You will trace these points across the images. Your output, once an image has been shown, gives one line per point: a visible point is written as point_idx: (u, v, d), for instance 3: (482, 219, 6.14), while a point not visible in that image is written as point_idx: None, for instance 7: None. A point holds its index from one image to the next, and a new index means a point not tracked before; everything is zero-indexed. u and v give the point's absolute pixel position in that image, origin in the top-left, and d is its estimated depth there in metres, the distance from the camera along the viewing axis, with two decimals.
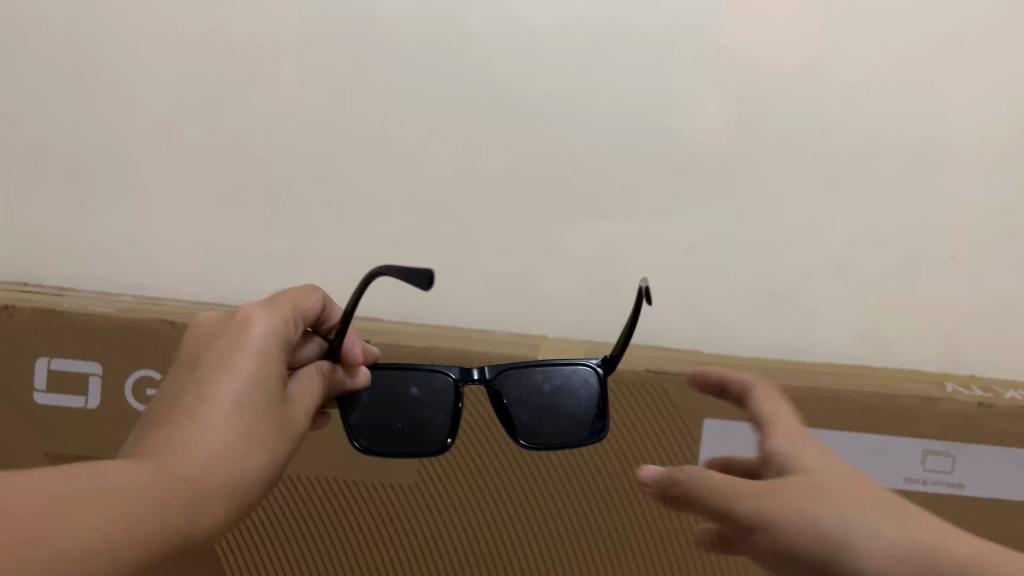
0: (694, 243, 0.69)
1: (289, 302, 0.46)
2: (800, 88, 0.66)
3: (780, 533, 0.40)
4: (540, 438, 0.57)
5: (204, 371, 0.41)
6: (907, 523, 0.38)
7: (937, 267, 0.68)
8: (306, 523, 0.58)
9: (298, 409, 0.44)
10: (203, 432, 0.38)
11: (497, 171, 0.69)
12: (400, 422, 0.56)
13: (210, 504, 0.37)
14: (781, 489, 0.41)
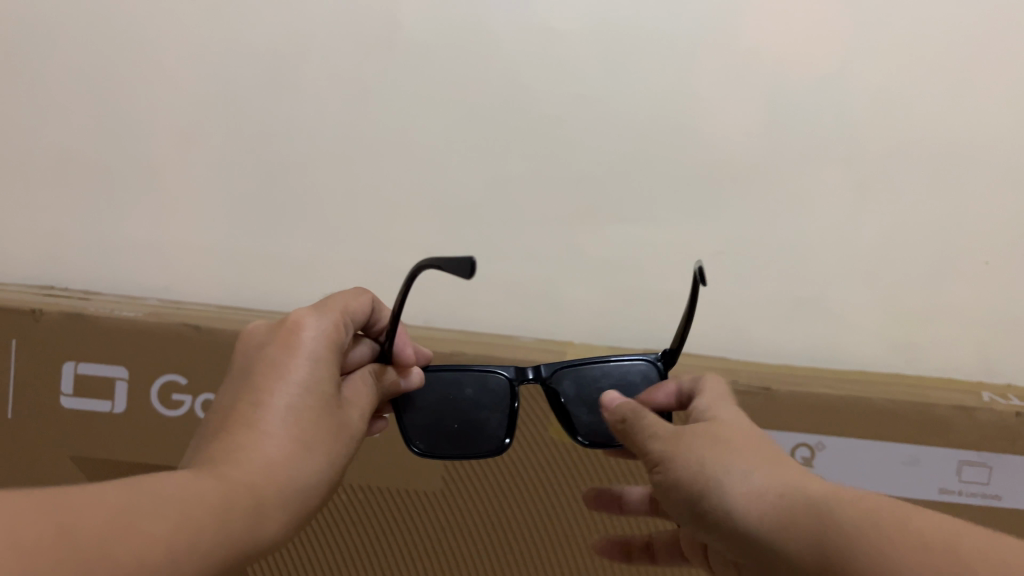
0: (721, 248, 0.69)
1: (338, 304, 0.45)
2: (827, 91, 0.65)
3: (671, 475, 0.40)
4: (601, 436, 0.53)
5: (259, 379, 0.41)
6: (786, 476, 0.37)
7: (966, 271, 0.67)
8: (338, 529, 0.57)
9: (355, 412, 0.44)
10: (259, 440, 0.38)
11: (523, 174, 0.68)
12: (456, 423, 0.53)
13: (270, 511, 0.36)
14: (689, 434, 0.42)
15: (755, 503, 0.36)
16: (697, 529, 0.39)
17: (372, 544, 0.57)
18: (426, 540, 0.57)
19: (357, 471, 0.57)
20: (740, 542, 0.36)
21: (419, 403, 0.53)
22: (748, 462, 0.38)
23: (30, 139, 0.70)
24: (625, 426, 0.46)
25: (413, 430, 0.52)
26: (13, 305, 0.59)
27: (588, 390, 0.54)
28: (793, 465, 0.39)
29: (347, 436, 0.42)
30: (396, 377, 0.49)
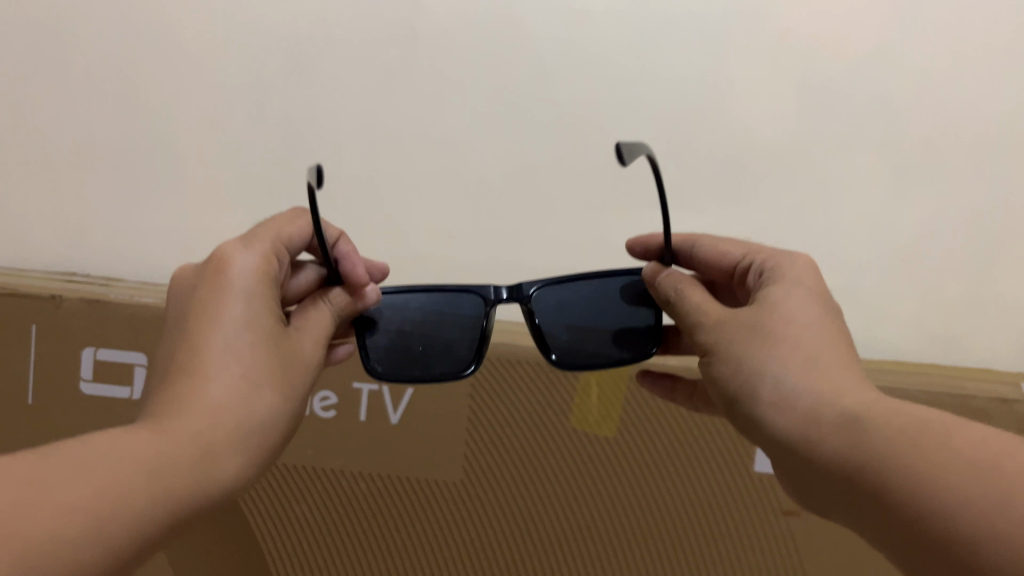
0: (752, 235, 0.66)
1: (272, 233, 0.45)
2: (865, 74, 0.64)
3: (714, 366, 0.42)
4: (580, 360, 0.51)
5: (193, 320, 0.39)
6: (827, 378, 0.37)
7: (1011, 261, 0.65)
8: (348, 522, 0.57)
9: (306, 341, 0.43)
10: (201, 385, 0.37)
11: (546, 160, 0.67)
12: (421, 345, 0.51)
13: (219, 454, 0.36)
14: (741, 318, 0.42)
15: (790, 414, 0.37)
16: (734, 420, 0.41)
17: (359, 533, 0.56)
18: (417, 524, 0.56)
19: (347, 454, 0.57)
20: (769, 445, 0.38)
21: (389, 326, 0.51)
22: (787, 356, 0.39)
23: (58, 128, 0.70)
24: (667, 303, 0.47)
25: (375, 353, 0.50)
26: (36, 291, 0.59)
27: (567, 310, 0.52)
28: (840, 355, 0.39)
29: (304, 375, 0.41)
30: (349, 300, 0.47)
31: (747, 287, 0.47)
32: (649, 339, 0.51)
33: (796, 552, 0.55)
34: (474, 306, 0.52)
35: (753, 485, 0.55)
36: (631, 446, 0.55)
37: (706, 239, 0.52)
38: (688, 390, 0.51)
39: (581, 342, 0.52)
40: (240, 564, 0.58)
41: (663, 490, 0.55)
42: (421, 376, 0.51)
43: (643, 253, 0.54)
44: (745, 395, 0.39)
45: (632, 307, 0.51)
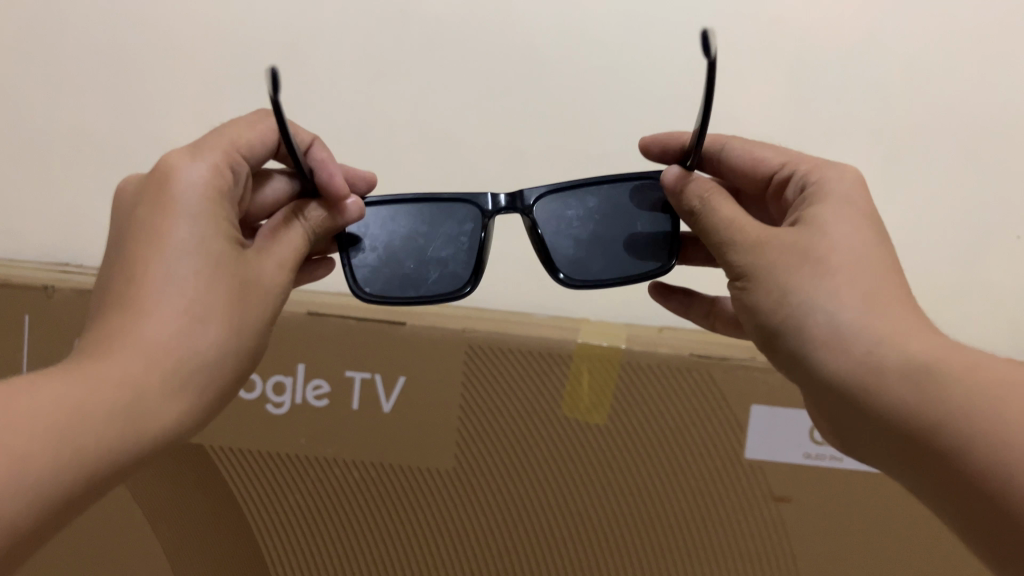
0: None
1: (225, 141, 0.44)
2: (855, 64, 0.64)
3: (751, 295, 0.41)
4: (586, 276, 0.52)
5: (133, 245, 0.39)
6: (889, 319, 0.37)
7: (998, 247, 0.65)
8: (340, 509, 0.57)
9: (269, 264, 0.43)
10: (140, 321, 0.37)
11: (536, 148, 0.67)
12: (413, 262, 0.52)
13: (156, 397, 0.36)
14: (784, 244, 0.41)
15: (846, 358, 0.36)
16: (770, 352, 0.41)
17: (351, 521, 0.57)
18: (410, 512, 0.56)
19: (339, 442, 0.57)
20: (815, 383, 0.38)
21: (379, 243, 0.52)
22: (840, 287, 0.38)
23: (50, 119, 0.70)
24: (693, 219, 0.46)
25: (362, 272, 0.52)
26: (26, 281, 0.60)
27: (571, 222, 0.53)
28: (894, 288, 0.39)
29: (258, 313, 0.41)
30: (325, 216, 0.47)
31: (786, 200, 0.48)
32: (660, 249, 0.52)
33: (786, 538, 0.55)
34: (469, 217, 0.53)
35: (743, 471, 0.55)
36: (620, 433, 0.55)
37: (738, 143, 0.51)
38: (703, 310, 0.56)
39: (587, 256, 0.53)
40: (230, 550, 0.58)
41: (653, 478, 0.55)
42: (414, 296, 0.52)
43: (660, 155, 0.53)
44: (788, 332, 0.39)
45: (643, 212, 0.52)
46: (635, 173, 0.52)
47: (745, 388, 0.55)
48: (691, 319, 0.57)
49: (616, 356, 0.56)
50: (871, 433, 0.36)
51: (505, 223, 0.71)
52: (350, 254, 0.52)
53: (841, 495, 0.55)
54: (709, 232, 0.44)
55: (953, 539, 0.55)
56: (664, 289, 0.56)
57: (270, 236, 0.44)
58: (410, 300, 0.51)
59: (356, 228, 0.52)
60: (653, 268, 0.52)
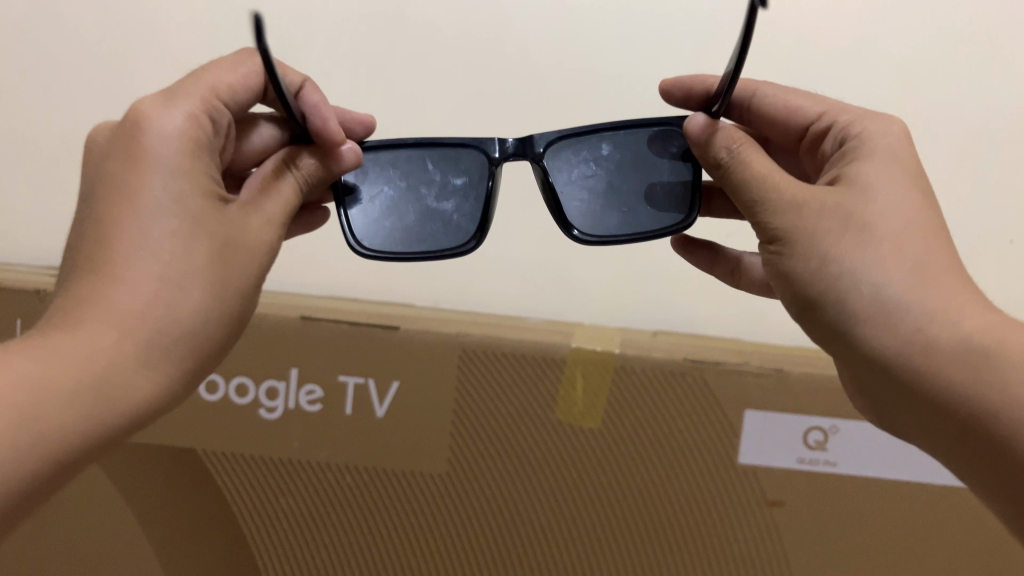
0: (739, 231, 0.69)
1: (203, 87, 0.42)
2: (849, 72, 0.64)
3: (787, 261, 0.40)
4: (601, 230, 0.52)
5: (106, 202, 0.38)
6: (944, 292, 0.36)
7: (987, 256, 0.66)
8: (334, 513, 0.57)
9: (257, 220, 0.41)
10: (112, 288, 0.36)
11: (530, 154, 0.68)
12: (414, 213, 0.52)
13: (130, 371, 0.35)
14: (826, 209, 0.39)
15: (903, 333, 0.36)
16: (805, 320, 0.40)
17: (344, 526, 0.57)
18: (403, 517, 0.56)
19: (332, 447, 0.57)
20: (856, 358, 0.37)
21: (380, 195, 0.52)
22: (887, 258, 0.37)
23: (42, 121, 0.70)
24: (721, 173, 0.43)
25: (359, 226, 0.51)
26: (18, 284, 0.59)
27: (587, 171, 0.52)
28: (949, 254, 0.38)
29: (246, 274, 0.39)
30: (317, 165, 0.46)
31: (822, 150, 0.48)
32: (682, 202, 0.51)
33: (780, 543, 0.55)
34: (478, 167, 0.52)
35: (736, 476, 0.55)
36: (614, 438, 0.55)
37: (770, 90, 0.51)
38: (727, 269, 0.57)
39: (603, 206, 0.52)
40: (220, 553, 0.57)
41: (647, 483, 0.55)
42: (415, 250, 0.51)
43: (683, 100, 0.52)
44: (830, 303, 0.38)
45: (663, 161, 0.51)
46: (656, 120, 0.51)
47: (738, 393, 0.55)
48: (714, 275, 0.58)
49: (608, 361, 0.56)
50: (926, 411, 0.36)
51: (502, 224, 0.71)
52: (347, 206, 0.51)
53: (833, 500, 0.55)
54: (739, 186, 0.42)
55: (947, 541, 0.55)
56: (688, 243, 0.57)
57: (263, 189, 0.43)
58: (411, 255, 0.50)
59: (353, 178, 0.51)
60: (674, 222, 0.51)
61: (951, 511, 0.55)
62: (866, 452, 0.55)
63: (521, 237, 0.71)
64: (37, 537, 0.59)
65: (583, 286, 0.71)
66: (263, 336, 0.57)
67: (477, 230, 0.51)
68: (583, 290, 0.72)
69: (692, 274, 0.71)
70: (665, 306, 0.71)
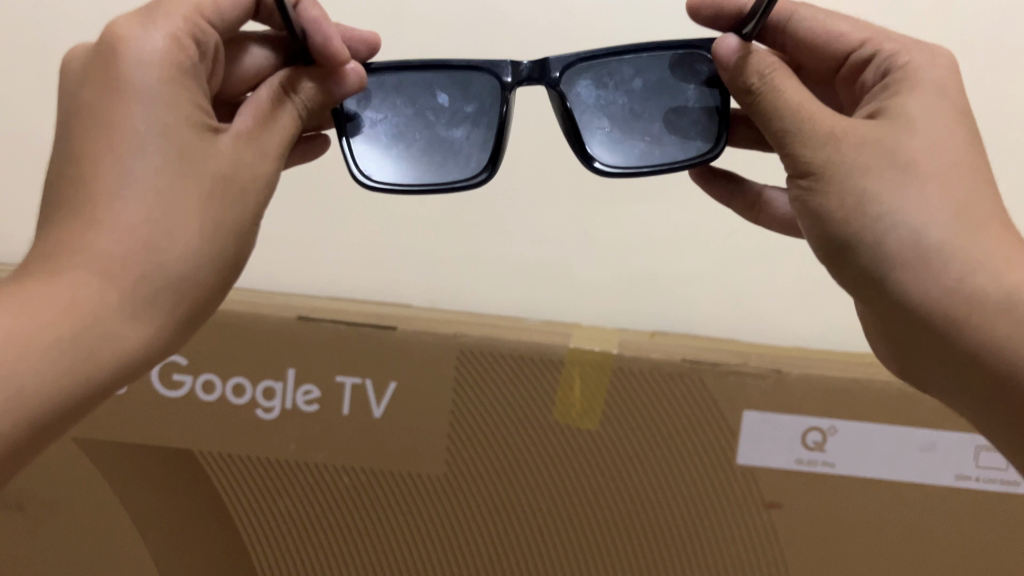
0: (733, 229, 0.70)
1: (185, 8, 0.42)
2: None
3: (818, 199, 0.41)
4: (621, 161, 0.51)
5: (88, 139, 0.38)
6: (981, 240, 0.38)
7: None
8: (332, 514, 0.56)
9: (255, 152, 0.42)
10: (95, 230, 0.37)
11: (530, 154, 0.70)
12: (420, 139, 0.52)
13: (116, 313, 0.36)
14: (864, 144, 0.41)
15: (938, 286, 0.38)
16: (832, 262, 0.42)
17: (341, 526, 0.56)
18: (400, 518, 0.56)
19: (329, 449, 0.56)
20: (891, 305, 0.40)
21: (383, 122, 0.51)
22: (927, 201, 0.39)
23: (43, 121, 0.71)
24: (755, 100, 0.44)
25: (363, 155, 0.51)
26: None
27: (609, 97, 0.52)
28: (989, 197, 0.40)
29: (236, 209, 0.40)
30: (315, 91, 0.46)
31: (863, 81, 0.47)
32: (709, 131, 0.51)
33: (777, 543, 0.55)
34: (489, 92, 0.51)
35: (734, 478, 0.55)
36: (613, 437, 0.55)
37: (810, 12, 0.50)
38: (746, 204, 0.56)
39: (626, 134, 0.52)
40: (213, 548, 0.57)
41: (646, 483, 0.55)
42: (421, 182, 0.51)
43: (711, 19, 0.51)
44: (863, 244, 0.40)
45: (690, 86, 0.51)
46: (681, 43, 0.50)
47: (736, 394, 0.55)
48: (732, 208, 0.57)
49: (606, 362, 0.56)
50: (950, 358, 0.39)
51: (502, 226, 0.71)
52: (350, 134, 0.51)
53: (830, 498, 0.55)
54: (774, 112, 0.43)
55: (945, 544, 0.55)
56: (709, 174, 0.56)
57: (263, 117, 0.43)
58: (418, 187, 0.51)
59: (355, 106, 0.51)
60: (701, 152, 0.50)
61: (954, 515, 0.55)
62: (868, 455, 0.55)
63: (519, 238, 0.71)
64: (32, 541, 0.59)
65: (580, 286, 0.71)
66: (260, 336, 0.57)
67: (487, 161, 0.51)
68: (583, 294, 0.71)
69: (692, 277, 0.71)
70: (663, 305, 0.71)
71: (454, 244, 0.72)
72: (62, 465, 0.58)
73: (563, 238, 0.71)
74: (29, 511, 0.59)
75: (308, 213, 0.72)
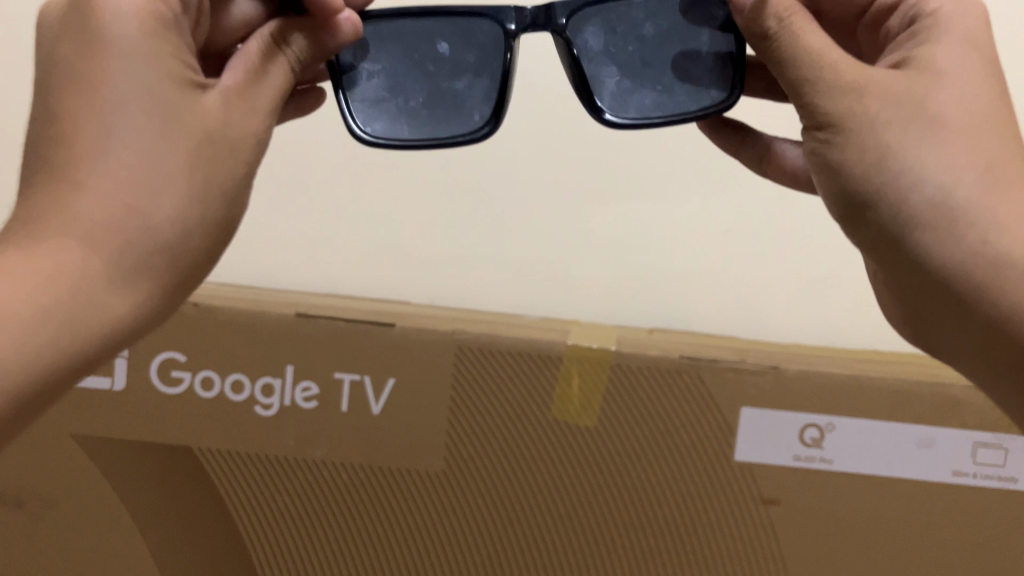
0: (731, 226, 0.70)
1: None
2: None
3: (837, 153, 0.41)
4: (633, 112, 0.50)
5: (69, 104, 0.38)
6: (1009, 200, 0.39)
7: None
8: (331, 510, 0.57)
9: (245, 110, 0.42)
10: (76, 194, 0.37)
11: (527, 151, 0.70)
12: (421, 92, 0.51)
13: (99, 281, 0.36)
14: (889, 96, 0.41)
15: (964, 246, 0.38)
16: (847, 217, 0.42)
17: (341, 522, 0.56)
18: (400, 515, 0.56)
19: (328, 445, 0.56)
20: (909, 264, 0.40)
21: (381, 73, 0.50)
22: (955, 154, 0.39)
23: None
24: (769, 49, 0.43)
25: (361, 111, 0.50)
26: None
27: (621, 44, 0.50)
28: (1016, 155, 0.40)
29: (223, 170, 0.40)
30: (309, 44, 0.45)
31: (889, 26, 0.47)
32: (723, 79, 0.50)
33: (774, 539, 0.56)
34: (492, 41, 0.51)
35: (731, 473, 0.55)
36: (611, 433, 0.55)
37: None
38: (756, 156, 0.54)
39: (637, 84, 0.51)
40: (213, 544, 0.57)
41: (645, 479, 0.55)
42: (423, 137, 0.50)
43: None
44: (882, 201, 0.40)
45: (703, 31, 0.50)
46: None
47: (735, 391, 0.55)
48: (740, 162, 0.56)
49: (604, 358, 0.56)
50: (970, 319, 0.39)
51: (500, 222, 0.71)
52: (346, 87, 0.50)
53: (828, 496, 0.55)
54: (788, 63, 0.42)
55: (943, 541, 0.55)
56: (719, 124, 0.55)
57: (254, 73, 0.43)
58: (420, 142, 0.50)
59: (350, 58, 0.50)
60: (715, 101, 0.50)
61: (950, 513, 0.55)
62: (867, 453, 0.55)
63: (518, 235, 0.71)
64: (30, 537, 0.59)
65: (578, 284, 0.71)
66: (257, 333, 0.57)
67: (491, 114, 0.51)
68: (582, 291, 0.72)
69: (691, 274, 0.71)
70: (661, 303, 0.71)
71: (452, 240, 0.72)
72: (58, 463, 0.58)
73: (562, 235, 0.71)
74: (26, 506, 0.58)
75: (306, 210, 0.72)
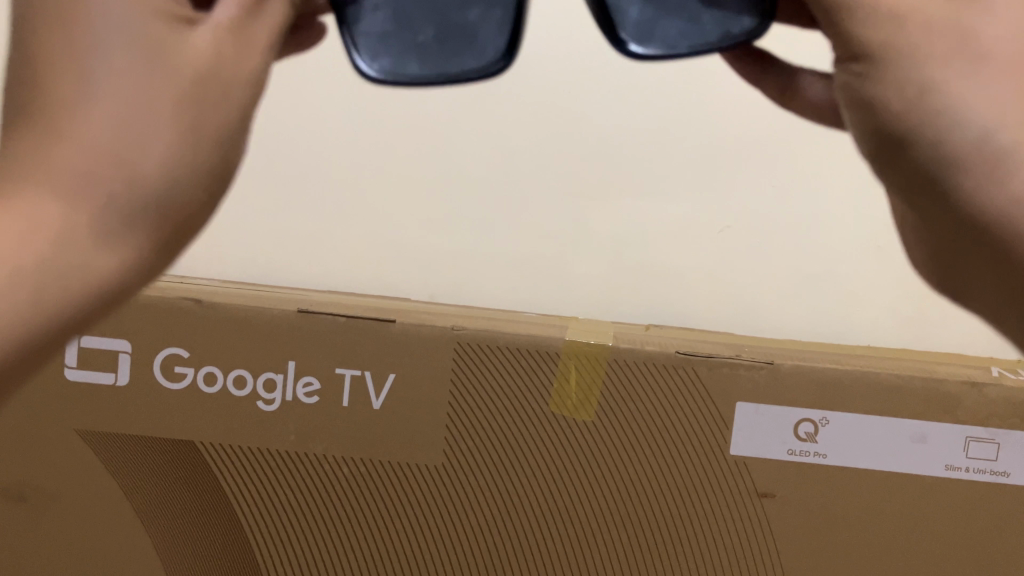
0: (729, 224, 0.71)
1: None
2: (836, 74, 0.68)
3: (873, 89, 0.36)
4: (656, 44, 0.44)
5: (45, 37, 0.33)
6: None
7: None
8: (333, 504, 0.57)
9: (234, 36, 0.35)
10: (56, 141, 0.32)
11: (527, 150, 0.71)
12: (432, 27, 0.44)
13: (83, 238, 0.32)
14: (934, 25, 0.35)
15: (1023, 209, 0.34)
16: (881, 157, 0.38)
17: (342, 516, 0.57)
18: (400, 508, 0.57)
19: (330, 439, 0.57)
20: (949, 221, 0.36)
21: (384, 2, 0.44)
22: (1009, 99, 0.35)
23: None
24: None
25: (364, 48, 0.44)
26: None
27: None
28: None
29: (221, 112, 0.35)
30: None
31: None
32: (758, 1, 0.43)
33: (769, 532, 0.56)
34: None
35: (727, 467, 0.56)
36: (608, 428, 0.56)
37: None
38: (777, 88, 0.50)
39: (661, 12, 0.44)
40: (217, 538, 0.58)
41: (642, 472, 0.56)
42: (431, 74, 0.44)
43: None
44: (921, 138, 0.36)
45: None
46: None
47: (730, 386, 0.56)
48: (762, 92, 0.52)
49: (601, 354, 0.56)
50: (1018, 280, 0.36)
51: (499, 221, 0.72)
52: (348, 21, 0.44)
53: (823, 490, 0.56)
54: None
55: (937, 534, 0.56)
56: (743, 51, 0.52)
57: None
58: (427, 83, 0.44)
59: None
60: (748, 29, 0.43)
61: (943, 506, 0.56)
62: (861, 447, 0.56)
63: (518, 232, 0.72)
64: (36, 532, 0.60)
65: (576, 281, 0.72)
66: (258, 330, 0.58)
67: (505, 48, 0.45)
68: (580, 287, 0.72)
69: (688, 271, 0.72)
70: (658, 300, 0.72)
71: (452, 237, 0.73)
72: (62, 459, 0.59)
73: (560, 233, 0.72)
74: (32, 502, 0.59)
75: (308, 207, 0.73)
